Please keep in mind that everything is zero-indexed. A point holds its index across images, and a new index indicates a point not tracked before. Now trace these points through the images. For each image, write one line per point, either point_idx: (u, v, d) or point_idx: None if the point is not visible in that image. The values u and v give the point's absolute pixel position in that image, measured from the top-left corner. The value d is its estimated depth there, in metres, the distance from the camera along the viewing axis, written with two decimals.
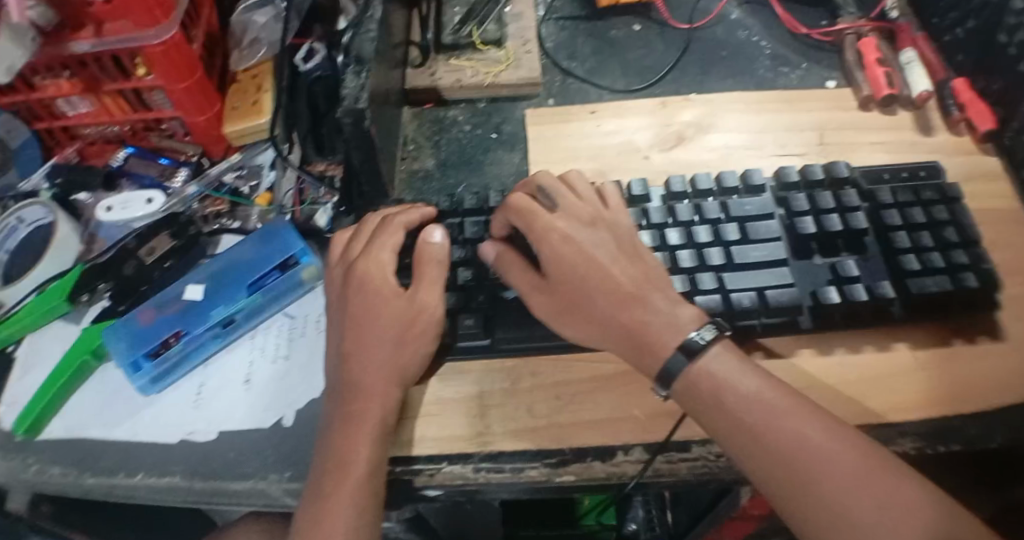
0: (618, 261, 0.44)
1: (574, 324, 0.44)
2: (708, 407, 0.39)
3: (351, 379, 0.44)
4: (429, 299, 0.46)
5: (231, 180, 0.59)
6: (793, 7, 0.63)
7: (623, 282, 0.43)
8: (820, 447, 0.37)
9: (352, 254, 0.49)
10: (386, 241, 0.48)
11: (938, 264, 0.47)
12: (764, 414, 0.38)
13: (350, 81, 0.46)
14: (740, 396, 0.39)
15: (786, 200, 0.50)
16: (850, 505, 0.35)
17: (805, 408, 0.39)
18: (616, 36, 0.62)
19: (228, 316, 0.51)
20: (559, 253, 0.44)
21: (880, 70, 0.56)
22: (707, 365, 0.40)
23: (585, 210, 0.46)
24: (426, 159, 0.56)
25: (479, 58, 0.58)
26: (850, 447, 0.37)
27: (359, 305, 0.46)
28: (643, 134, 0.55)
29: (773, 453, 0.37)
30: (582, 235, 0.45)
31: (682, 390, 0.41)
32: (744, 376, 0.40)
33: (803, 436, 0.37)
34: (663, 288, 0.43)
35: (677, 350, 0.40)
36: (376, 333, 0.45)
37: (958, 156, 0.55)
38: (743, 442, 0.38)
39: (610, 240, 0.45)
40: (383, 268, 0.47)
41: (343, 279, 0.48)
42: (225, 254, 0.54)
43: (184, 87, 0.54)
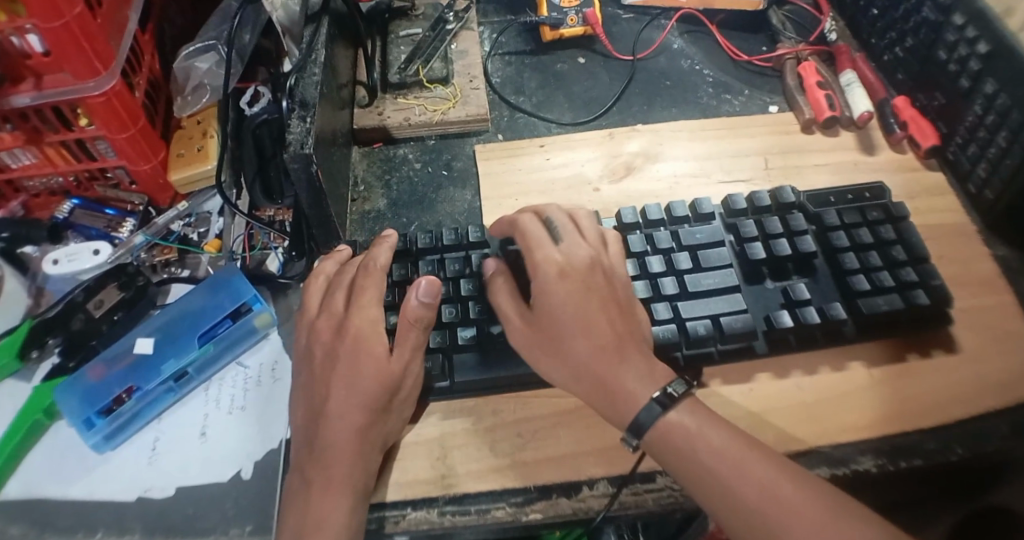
0: (612, 314, 0.43)
1: (546, 358, 0.43)
2: (676, 459, 0.39)
3: (326, 435, 0.43)
4: (412, 366, 0.46)
5: (180, 228, 0.58)
6: (732, 34, 0.63)
7: (607, 330, 0.42)
8: (791, 495, 0.37)
9: (336, 308, 0.47)
10: (370, 283, 0.47)
11: (888, 283, 0.48)
12: (734, 462, 0.38)
13: (296, 126, 0.46)
14: (709, 446, 0.39)
15: (736, 227, 0.50)
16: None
17: (772, 457, 0.39)
18: (561, 69, 0.61)
19: (179, 370, 0.50)
20: (552, 288, 0.43)
21: (821, 93, 0.57)
22: (677, 417, 0.40)
23: (586, 251, 0.45)
24: (377, 199, 0.55)
25: (425, 96, 0.58)
26: (816, 497, 0.37)
27: (348, 367, 0.44)
28: (592, 166, 0.55)
29: (741, 504, 0.37)
30: (580, 276, 0.43)
31: (653, 440, 0.40)
32: (713, 427, 0.40)
33: (768, 486, 0.37)
34: (640, 346, 0.43)
35: (651, 402, 0.40)
36: (349, 394, 0.44)
37: (904, 173, 0.56)
38: (710, 493, 0.38)
39: (605, 287, 0.43)
40: (374, 324, 0.46)
41: (333, 339, 0.46)
42: (176, 303, 0.53)
43: (126, 136, 0.53)
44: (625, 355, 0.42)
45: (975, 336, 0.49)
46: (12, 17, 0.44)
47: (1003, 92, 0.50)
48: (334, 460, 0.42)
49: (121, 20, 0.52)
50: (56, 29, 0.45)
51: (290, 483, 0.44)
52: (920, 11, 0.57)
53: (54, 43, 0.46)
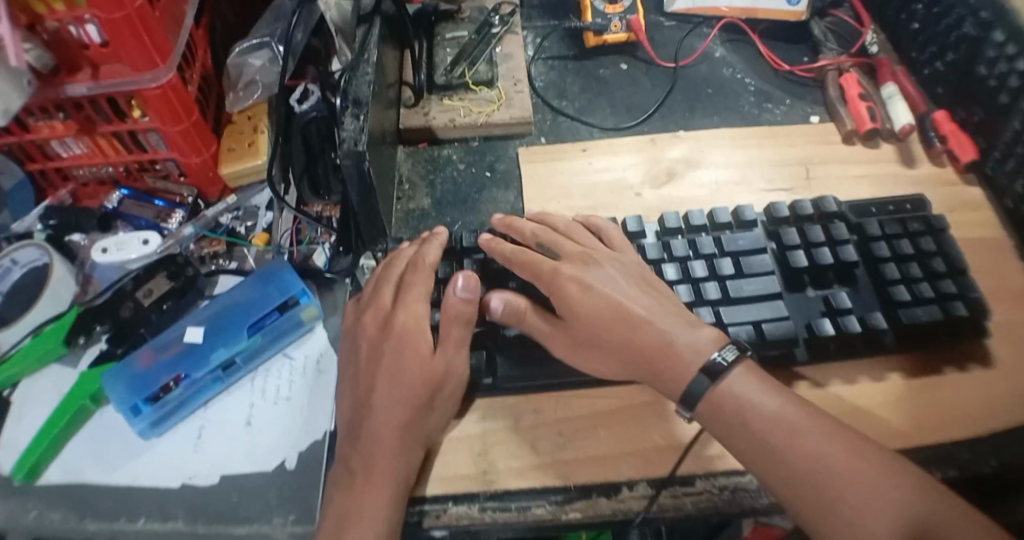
0: (631, 293, 0.44)
1: (589, 355, 0.45)
2: (730, 426, 0.40)
3: (375, 419, 0.44)
4: (456, 363, 0.46)
5: (228, 221, 0.59)
6: (774, 44, 0.64)
7: (635, 311, 0.43)
8: (841, 465, 0.37)
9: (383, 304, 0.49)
10: (414, 280, 0.48)
11: (928, 295, 0.48)
12: (787, 428, 0.39)
13: (349, 124, 0.47)
14: (763, 413, 0.39)
15: (778, 235, 0.51)
16: (876, 526, 0.35)
17: (826, 424, 0.39)
18: (604, 75, 0.62)
19: (227, 359, 0.51)
20: (568, 290, 0.45)
21: (863, 105, 0.57)
22: (729, 385, 0.40)
23: (586, 252, 0.47)
24: (421, 197, 0.56)
25: (470, 98, 0.59)
26: (872, 463, 0.37)
27: (393, 360, 0.46)
28: (633, 171, 0.56)
29: (796, 470, 0.38)
30: (590, 274, 0.45)
31: (705, 411, 0.41)
32: (766, 395, 0.40)
33: (823, 452, 0.38)
34: (680, 314, 0.44)
35: (700, 372, 0.41)
36: (397, 376, 0.45)
37: (942, 187, 0.56)
38: (765, 460, 0.39)
39: (615, 273, 0.45)
40: (421, 320, 0.47)
41: (379, 333, 0.47)
42: (225, 295, 0.54)
43: (180, 128, 0.54)
44: (673, 331, 0.42)
45: (1011, 351, 0.49)
46: (71, 6, 0.45)
47: None
48: (383, 443, 0.43)
49: (179, 13, 0.53)
50: (117, 20, 0.46)
51: (334, 474, 0.45)
52: (961, 27, 0.57)
53: (113, 34, 0.47)
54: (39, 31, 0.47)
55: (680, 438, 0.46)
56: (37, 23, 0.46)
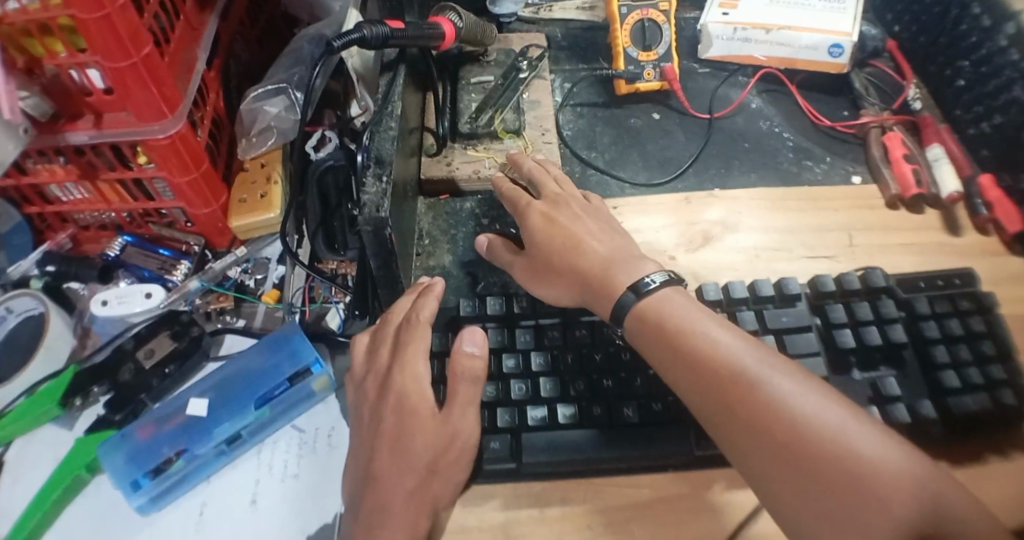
0: (594, 235, 0.46)
1: (545, 283, 0.47)
2: (651, 339, 0.39)
3: (377, 498, 0.41)
4: (464, 423, 0.43)
5: (236, 274, 0.56)
6: (814, 97, 0.61)
7: (595, 250, 0.45)
8: (759, 369, 0.36)
9: (381, 364, 0.46)
10: (417, 345, 0.46)
11: (976, 381, 0.45)
12: (707, 338, 0.38)
13: (371, 187, 0.44)
14: (682, 325, 0.39)
15: (824, 310, 0.48)
16: (801, 438, 0.33)
17: (747, 338, 0.38)
18: (635, 125, 0.59)
19: (233, 432, 0.47)
20: (534, 224, 0.48)
21: (908, 167, 0.54)
22: (653, 301, 0.40)
23: (559, 192, 0.50)
24: (442, 255, 0.53)
25: (496, 148, 0.56)
26: (796, 374, 0.36)
27: (393, 425, 0.43)
28: (667, 233, 0.53)
29: (713, 379, 0.36)
30: (563, 214, 0.48)
31: (631, 325, 0.41)
32: (688, 309, 0.40)
33: (741, 359, 0.37)
34: (636, 257, 0.45)
35: (628, 289, 0.41)
36: (406, 454, 0.42)
37: (988, 258, 0.53)
38: (682, 372, 0.38)
39: (587, 218, 0.47)
40: (419, 382, 0.44)
41: (378, 394, 0.45)
42: (234, 361, 0.51)
43: (188, 179, 0.51)
44: (623, 263, 0.43)
45: None
46: (72, 51, 0.42)
47: None
48: (385, 529, 0.40)
49: (190, 59, 0.49)
50: (121, 68, 0.42)
51: None
52: (1011, 89, 0.54)
53: (116, 82, 0.43)
54: (37, 76, 0.44)
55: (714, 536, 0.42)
56: (35, 67, 0.43)
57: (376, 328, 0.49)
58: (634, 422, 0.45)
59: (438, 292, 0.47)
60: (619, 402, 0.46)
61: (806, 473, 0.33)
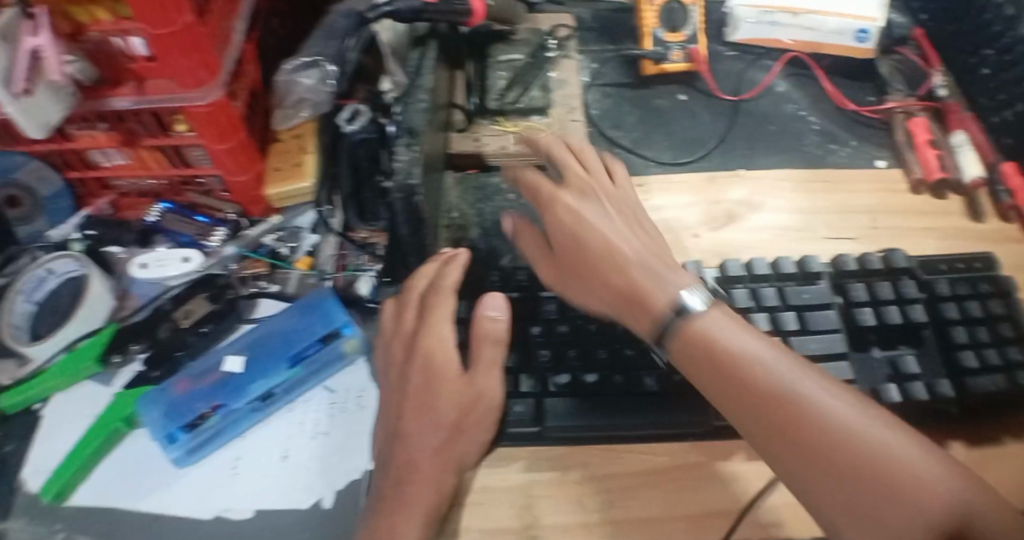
0: (622, 234, 0.44)
1: (572, 285, 0.45)
2: (703, 369, 0.36)
3: (406, 454, 0.43)
4: (489, 385, 0.45)
5: (271, 241, 0.57)
6: (840, 82, 0.62)
7: (624, 253, 0.42)
8: (827, 407, 0.33)
9: (407, 326, 0.48)
10: (443, 310, 0.47)
11: (994, 362, 0.46)
12: (767, 370, 0.34)
13: (403, 154, 0.46)
14: (736, 354, 0.35)
15: (844, 289, 0.49)
16: (878, 484, 0.31)
17: (806, 365, 0.35)
18: (661, 106, 0.60)
19: (267, 389, 0.49)
20: (560, 220, 0.46)
21: (931, 153, 0.55)
22: (700, 324, 0.36)
23: (586, 184, 0.48)
24: (469, 227, 0.54)
25: (524, 124, 0.57)
26: (863, 406, 0.33)
27: (421, 384, 0.45)
28: (691, 211, 0.54)
29: (777, 419, 0.33)
30: (590, 210, 0.46)
31: (677, 352, 0.37)
32: (739, 333, 0.36)
33: (807, 395, 0.33)
34: (669, 262, 0.42)
35: (671, 310, 0.38)
36: (434, 412, 0.44)
37: (1011, 244, 0.54)
38: (743, 409, 0.34)
39: (614, 214, 0.46)
40: (446, 343, 0.46)
41: (405, 354, 0.47)
42: (265, 322, 0.53)
43: (225, 147, 0.52)
44: (656, 274, 0.40)
45: None
46: (116, 18, 0.44)
47: None
48: (414, 483, 0.41)
49: (227, 28, 0.51)
50: (164, 36, 0.44)
51: (368, 501, 0.43)
52: None
53: (159, 49, 0.45)
54: (81, 41, 0.45)
55: (730, 504, 0.44)
56: (80, 33, 0.45)
57: (400, 295, 0.50)
58: (652, 390, 0.47)
59: (462, 262, 0.49)
60: (638, 372, 0.47)
61: (886, 525, 0.30)
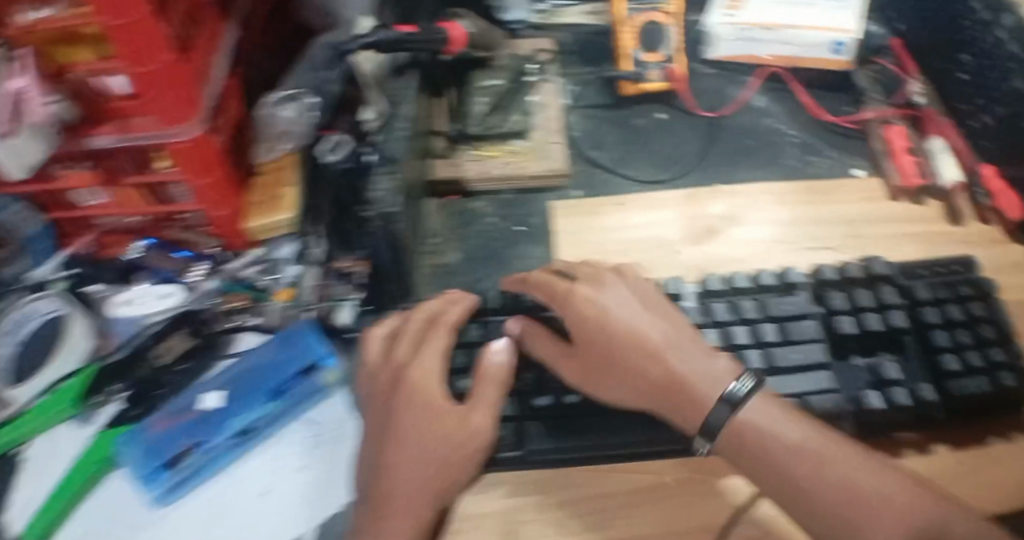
0: (638, 317, 0.44)
1: (604, 384, 0.44)
2: (753, 459, 0.38)
3: (385, 492, 0.41)
4: (481, 423, 0.44)
5: (250, 274, 0.57)
6: (817, 93, 0.62)
7: (654, 340, 0.43)
8: (869, 493, 0.35)
9: (397, 359, 0.47)
10: (434, 345, 0.47)
11: (977, 364, 0.46)
12: (813, 459, 0.37)
13: (382, 184, 0.48)
14: (785, 444, 0.38)
15: (825, 298, 0.49)
16: None
17: (849, 452, 0.37)
18: (641, 125, 0.60)
19: (245, 424, 0.49)
20: (583, 315, 0.45)
21: (908, 160, 0.56)
22: (748, 415, 0.39)
23: (599, 272, 0.48)
24: (451, 252, 0.55)
25: (506, 149, 0.57)
26: (902, 488, 0.36)
27: (405, 417, 0.44)
28: (672, 228, 0.54)
29: (825, 507, 0.35)
30: (608, 298, 0.46)
31: (725, 442, 0.39)
32: (786, 424, 0.39)
33: (851, 481, 0.36)
34: (695, 343, 0.43)
35: (718, 402, 0.40)
36: (416, 449, 0.42)
37: (991, 247, 0.54)
38: (792, 497, 0.37)
39: (631, 297, 0.46)
40: (429, 376, 0.45)
41: (391, 387, 0.46)
42: (246, 357, 0.53)
43: (207, 182, 0.53)
44: (692, 355, 0.42)
45: None
46: (101, 57, 0.44)
47: None
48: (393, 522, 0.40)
49: (208, 64, 0.51)
50: (145, 74, 0.44)
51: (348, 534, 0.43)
52: (1010, 80, 0.55)
53: (141, 87, 0.45)
54: (65, 80, 0.46)
55: (714, 519, 0.44)
56: (65, 72, 0.46)
57: (393, 327, 0.49)
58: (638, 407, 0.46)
59: (470, 305, 0.49)
60: None
61: None
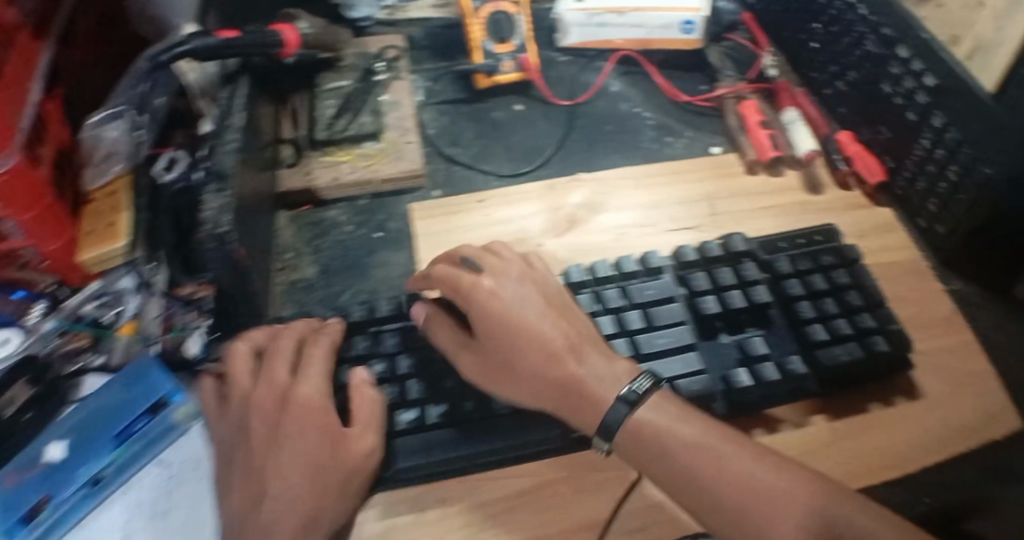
0: (543, 317, 0.43)
1: (504, 382, 0.43)
2: (653, 458, 0.37)
3: (261, 525, 0.37)
4: (369, 447, 0.41)
5: (92, 310, 0.52)
6: (671, 74, 0.62)
7: (556, 339, 0.42)
8: (771, 489, 0.35)
9: (280, 380, 0.43)
10: (318, 364, 0.43)
11: (846, 332, 0.45)
12: (712, 457, 0.36)
13: (213, 201, 0.44)
14: (685, 441, 0.37)
15: (687, 280, 0.48)
16: None
17: (750, 449, 0.37)
18: (499, 118, 0.59)
19: (95, 473, 0.44)
20: (489, 311, 0.43)
21: (763, 133, 0.56)
22: (645, 414, 0.38)
23: (510, 269, 0.46)
24: (306, 267, 0.51)
25: (356, 152, 0.55)
26: (805, 485, 0.35)
27: (289, 440, 0.40)
28: (534, 221, 0.52)
29: (726, 505, 0.35)
30: (511, 293, 0.44)
31: (625, 442, 0.39)
32: (686, 422, 0.38)
33: (752, 478, 0.35)
34: (593, 341, 0.42)
35: (616, 401, 0.39)
36: (295, 477, 0.39)
37: (852, 212, 0.54)
38: (693, 497, 0.36)
39: (536, 295, 0.44)
40: (321, 397, 0.42)
41: (274, 409, 0.42)
42: (91, 400, 0.48)
43: (34, 216, 0.47)
44: (591, 354, 0.41)
45: (935, 379, 0.46)
46: None
47: (952, 127, 0.48)
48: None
49: (24, 91, 0.46)
50: None
51: None
52: (864, 45, 0.55)
53: None
54: None
55: (593, 514, 0.41)
56: None
57: (270, 347, 0.45)
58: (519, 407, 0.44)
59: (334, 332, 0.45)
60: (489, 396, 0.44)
61: None
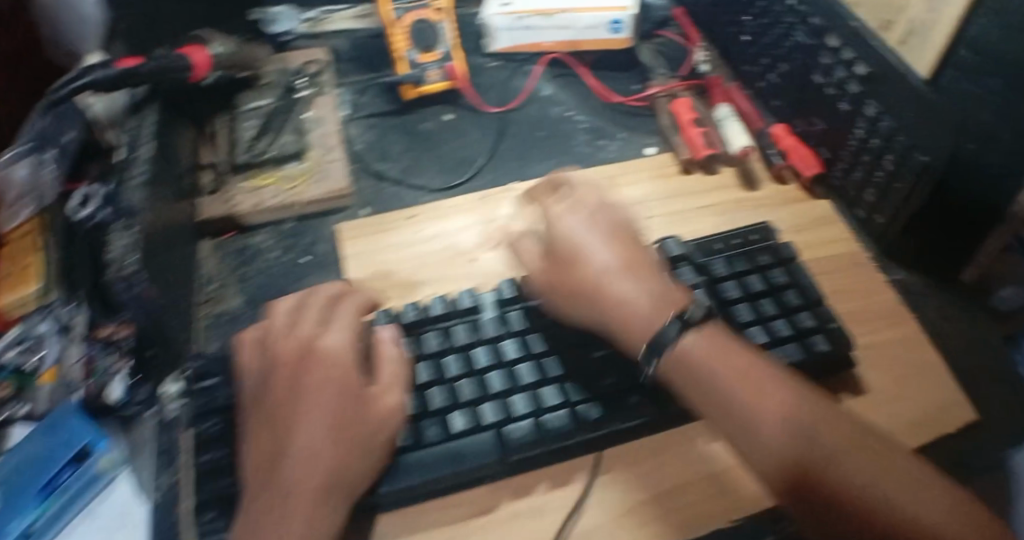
0: (611, 244, 0.45)
1: (566, 298, 0.44)
2: (696, 385, 0.38)
3: (283, 479, 0.35)
4: (395, 405, 0.39)
5: (12, 357, 0.48)
6: (602, 75, 0.61)
7: (623, 257, 0.44)
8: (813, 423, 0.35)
9: (308, 331, 0.41)
10: (349, 314, 0.43)
11: (785, 333, 0.44)
12: (755, 387, 0.36)
13: (120, 239, 0.41)
14: (729, 370, 0.37)
15: None
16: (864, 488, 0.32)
17: (793, 385, 0.37)
18: (428, 129, 0.57)
19: (25, 528, 0.39)
20: (565, 234, 0.46)
21: (696, 131, 0.55)
22: (692, 343, 0.39)
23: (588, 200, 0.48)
24: (231, 298, 0.49)
25: (279, 174, 0.53)
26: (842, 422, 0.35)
27: (312, 392, 0.38)
28: (466, 235, 0.50)
29: (769, 431, 0.35)
30: (582, 222, 0.46)
31: (671, 368, 0.39)
32: (731, 353, 0.38)
33: (794, 411, 0.35)
34: (652, 269, 0.44)
35: (674, 318, 0.39)
36: (316, 429, 0.37)
37: (790, 206, 0.54)
38: (733, 425, 0.36)
39: (602, 225, 0.46)
40: (345, 349, 0.41)
41: (296, 361, 0.40)
42: (15, 452, 0.43)
43: None
44: (650, 271, 0.43)
45: (880, 372, 0.45)
46: None
47: (886, 114, 0.46)
48: (284, 514, 0.33)
49: None
50: None
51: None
52: (794, 36, 0.53)
53: None
54: None
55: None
56: None
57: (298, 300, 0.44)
58: (456, 433, 0.39)
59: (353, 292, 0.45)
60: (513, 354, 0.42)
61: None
